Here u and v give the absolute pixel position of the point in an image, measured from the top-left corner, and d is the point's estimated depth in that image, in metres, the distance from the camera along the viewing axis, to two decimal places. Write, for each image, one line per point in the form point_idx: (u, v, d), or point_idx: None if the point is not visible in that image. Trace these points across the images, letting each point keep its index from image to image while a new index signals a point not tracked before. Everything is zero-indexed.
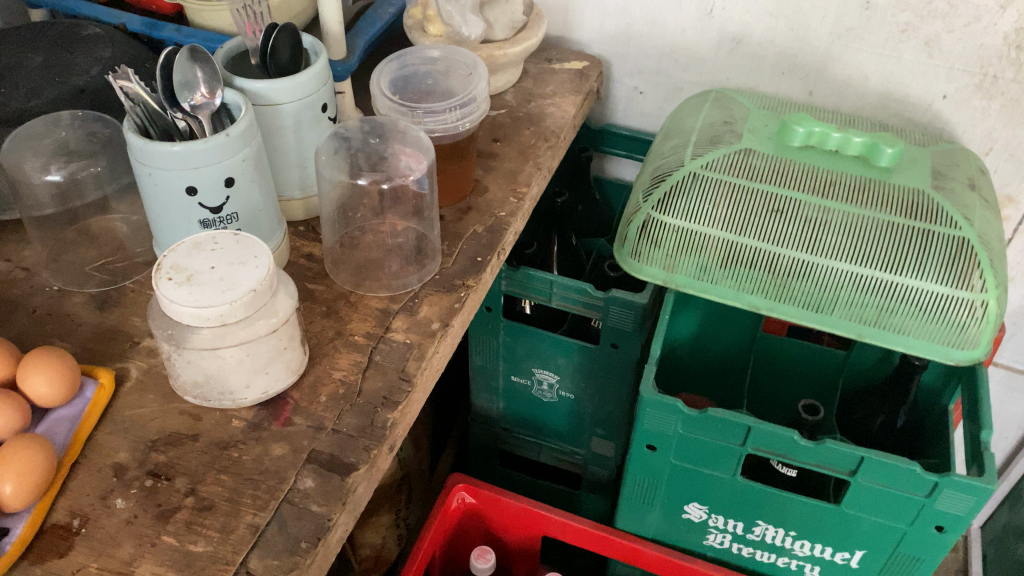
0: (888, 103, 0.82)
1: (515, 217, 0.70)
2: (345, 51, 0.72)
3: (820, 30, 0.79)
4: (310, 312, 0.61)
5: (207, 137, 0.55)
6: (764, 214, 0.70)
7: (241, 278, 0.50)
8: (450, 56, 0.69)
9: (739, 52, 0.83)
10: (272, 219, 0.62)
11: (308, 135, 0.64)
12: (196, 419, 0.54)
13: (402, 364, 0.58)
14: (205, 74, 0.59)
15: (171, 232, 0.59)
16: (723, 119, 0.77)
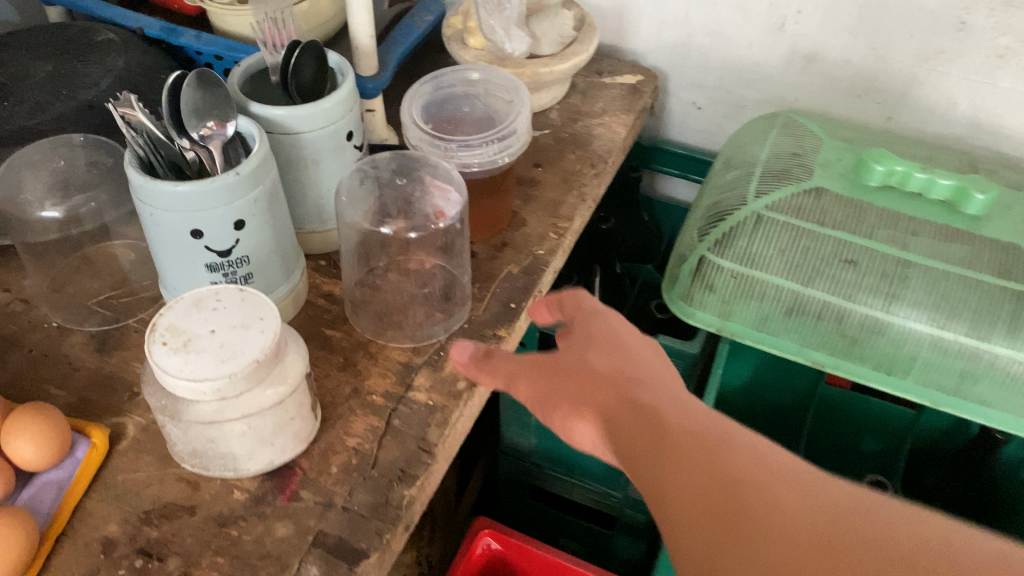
0: (976, 134, 0.74)
1: (555, 255, 0.63)
2: (376, 66, 0.66)
3: (904, 51, 0.71)
4: (326, 364, 0.56)
5: (214, 176, 0.50)
6: (835, 263, 0.63)
7: (243, 346, 0.45)
8: (489, 78, 0.63)
9: (811, 71, 0.76)
10: (287, 259, 0.57)
11: (330, 165, 0.58)
12: (195, 489, 0.49)
13: (422, 430, 0.52)
14: (215, 100, 0.53)
15: (176, 275, 0.53)
16: (792, 150, 0.69)
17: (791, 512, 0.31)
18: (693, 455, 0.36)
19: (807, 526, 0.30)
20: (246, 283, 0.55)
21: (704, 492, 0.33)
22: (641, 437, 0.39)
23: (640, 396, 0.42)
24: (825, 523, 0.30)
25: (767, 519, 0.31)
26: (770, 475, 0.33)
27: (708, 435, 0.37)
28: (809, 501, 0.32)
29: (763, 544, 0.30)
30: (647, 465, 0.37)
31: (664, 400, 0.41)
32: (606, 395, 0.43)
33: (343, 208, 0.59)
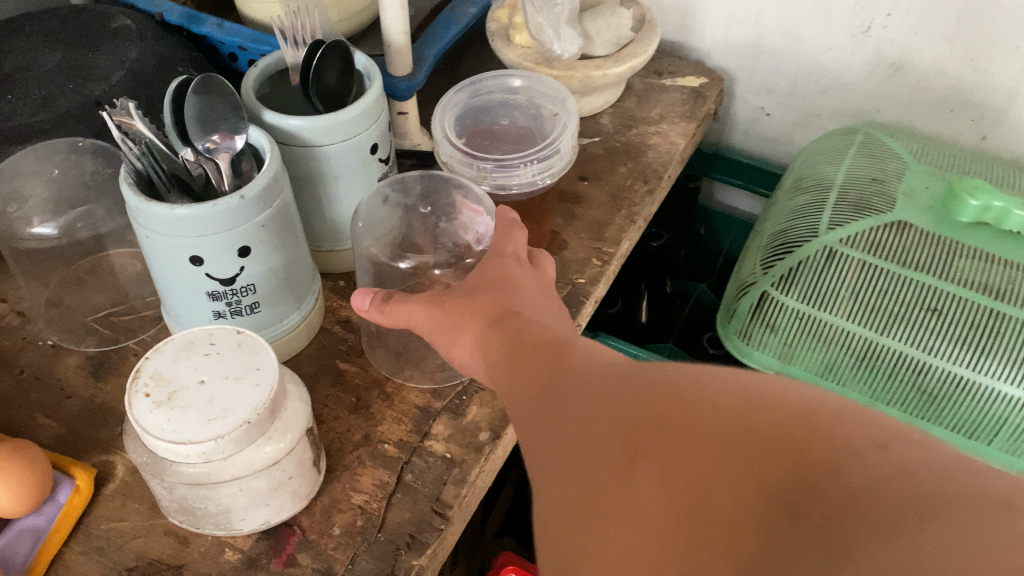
0: None
1: (597, 285, 0.56)
2: (411, 66, 0.60)
3: (1009, 65, 0.62)
4: (337, 404, 0.51)
5: (217, 198, 0.44)
6: (915, 309, 0.56)
7: (234, 403, 0.39)
8: (533, 86, 0.56)
9: (897, 80, 0.67)
10: (299, 286, 0.51)
11: (350, 181, 0.52)
12: (183, 545, 0.44)
13: (437, 489, 0.47)
14: (222, 108, 0.48)
15: (176, 301, 0.48)
16: (872, 175, 0.62)
17: (626, 419, 0.28)
18: (546, 394, 0.32)
19: (644, 432, 0.27)
20: (253, 312, 0.49)
21: (556, 429, 0.30)
22: (506, 374, 0.36)
23: (532, 329, 0.38)
24: (653, 414, 0.27)
25: (605, 435, 0.28)
26: (608, 388, 0.30)
27: (550, 363, 0.34)
28: (638, 398, 0.28)
29: (604, 460, 0.27)
30: (514, 402, 0.34)
31: (517, 328, 0.38)
32: (489, 326, 0.39)
33: (360, 234, 0.53)
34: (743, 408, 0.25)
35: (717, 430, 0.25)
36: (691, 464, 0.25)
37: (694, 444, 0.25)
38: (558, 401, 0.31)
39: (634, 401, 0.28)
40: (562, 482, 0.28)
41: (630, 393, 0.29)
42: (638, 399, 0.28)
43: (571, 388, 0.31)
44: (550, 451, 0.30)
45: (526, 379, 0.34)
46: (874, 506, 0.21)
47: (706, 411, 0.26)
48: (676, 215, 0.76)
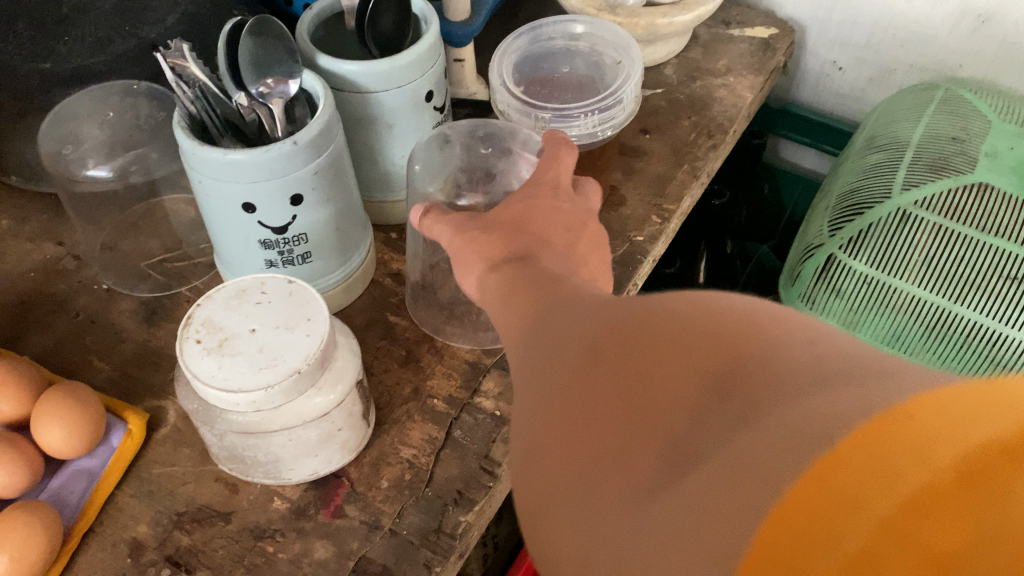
0: None
1: (656, 243, 0.54)
2: (469, 10, 0.57)
3: None
4: (387, 357, 0.50)
5: (269, 144, 0.43)
6: (994, 279, 0.53)
7: (285, 352, 0.39)
8: (596, 33, 0.54)
9: (983, 34, 0.63)
10: (352, 236, 0.51)
11: (405, 129, 0.51)
12: (232, 492, 0.45)
13: (485, 447, 0.46)
14: (276, 51, 0.46)
15: (228, 248, 0.48)
16: (953, 134, 0.58)
17: (592, 325, 0.27)
18: (532, 309, 0.31)
19: (600, 333, 0.26)
20: (305, 262, 0.49)
21: (533, 343, 0.29)
22: (500, 304, 0.34)
23: (543, 257, 0.35)
24: (615, 320, 0.26)
25: (570, 340, 0.27)
26: (589, 305, 0.29)
27: (542, 284, 0.33)
28: (607, 309, 0.27)
29: (563, 362, 0.26)
30: (503, 324, 0.33)
31: (521, 261, 0.35)
32: (503, 261, 0.36)
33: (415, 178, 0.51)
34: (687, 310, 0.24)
35: (656, 318, 0.24)
36: (628, 352, 0.24)
37: (637, 335, 0.24)
38: (542, 317, 0.30)
39: (605, 313, 0.27)
40: (530, 390, 0.27)
41: (605, 307, 0.28)
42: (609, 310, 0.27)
43: (553, 303, 0.30)
44: (527, 362, 0.29)
45: (522, 303, 0.32)
46: (779, 377, 0.20)
47: (659, 307, 0.25)
48: (739, 173, 0.74)
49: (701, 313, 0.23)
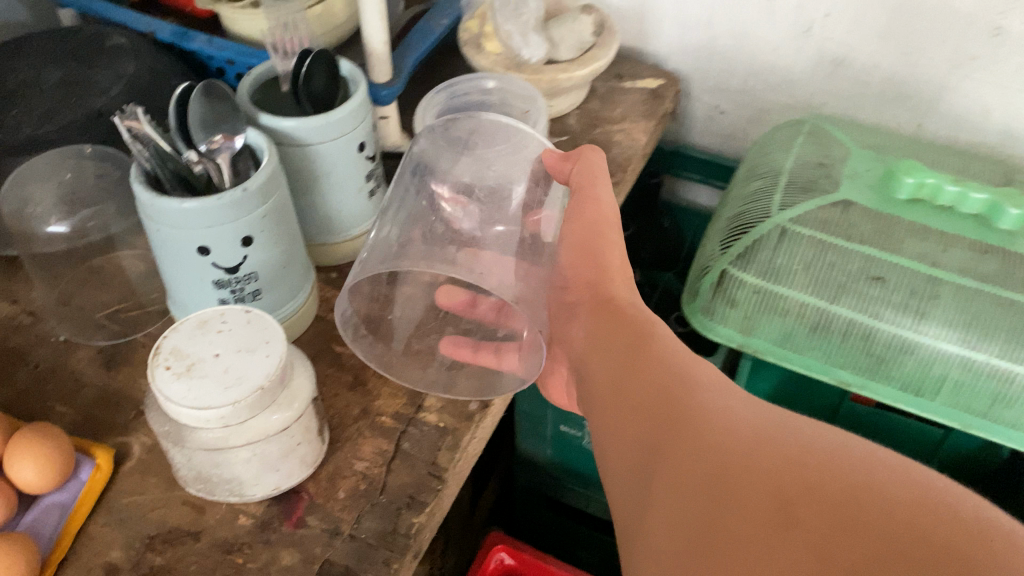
0: (1010, 143, 0.71)
1: None
2: (390, 72, 0.64)
3: (937, 57, 0.69)
4: (336, 383, 0.55)
5: (221, 192, 0.48)
6: (862, 280, 0.61)
7: (247, 371, 0.43)
8: (506, 87, 0.62)
9: (839, 75, 0.73)
10: (296, 276, 0.55)
11: (341, 176, 0.57)
12: (200, 513, 0.48)
13: (432, 455, 0.51)
14: (222, 111, 0.52)
15: (183, 289, 0.52)
16: (819, 160, 0.67)
17: (758, 465, 0.31)
18: (666, 419, 0.36)
19: (771, 481, 0.30)
20: (255, 300, 0.53)
21: (673, 455, 0.34)
22: (618, 400, 0.40)
23: (660, 340, 0.43)
24: (786, 453, 0.32)
25: (735, 473, 0.32)
26: (736, 431, 0.34)
27: (665, 390, 0.38)
28: (767, 449, 0.32)
29: (728, 470, 0.32)
30: (628, 433, 0.38)
31: (629, 346, 0.43)
32: (624, 342, 0.44)
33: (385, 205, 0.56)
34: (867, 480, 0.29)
35: (837, 476, 0.30)
36: (813, 513, 0.28)
37: (820, 499, 0.29)
38: (675, 410, 0.37)
39: (763, 452, 0.32)
40: (683, 503, 0.32)
41: (758, 443, 0.33)
42: (768, 452, 0.32)
43: (689, 416, 0.36)
44: (674, 462, 0.34)
45: (648, 383, 0.39)
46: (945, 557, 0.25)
47: (837, 473, 0.30)
48: (641, 210, 0.82)
49: (881, 491, 0.29)
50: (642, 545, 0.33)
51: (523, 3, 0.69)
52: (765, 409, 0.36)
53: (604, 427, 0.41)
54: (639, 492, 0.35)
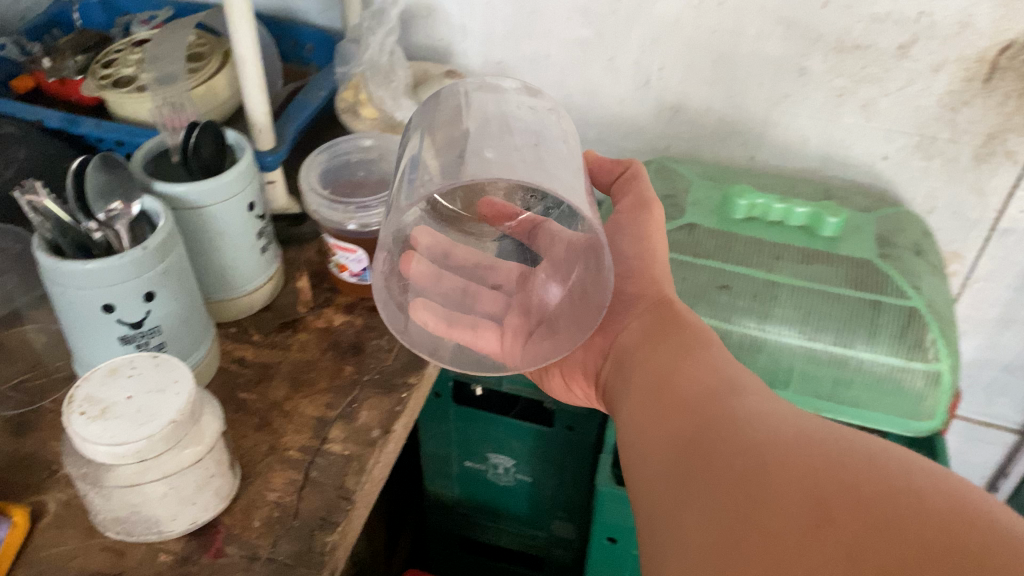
0: (829, 167, 0.85)
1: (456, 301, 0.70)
2: (274, 140, 0.70)
3: (759, 97, 0.81)
4: (243, 425, 0.58)
5: (122, 252, 0.52)
6: (712, 290, 0.69)
7: (160, 408, 0.47)
8: (383, 144, 0.69)
9: (678, 119, 0.86)
10: (198, 328, 0.59)
11: (235, 234, 0.61)
12: (120, 556, 0.50)
13: (339, 480, 0.55)
14: (119, 184, 0.56)
15: (89, 348, 0.55)
16: (666, 192, 0.76)
17: (796, 466, 0.37)
18: (716, 423, 0.42)
19: (812, 483, 0.36)
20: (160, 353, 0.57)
21: (715, 451, 0.40)
22: (663, 402, 0.48)
23: (711, 356, 0.49)
24: (829, 458, 0.37)
25: (778, 475, 0.37)
26: (777, 435, 0.39)
27: (712, 396, 0.45)
28: (808, 451, 0.37)
29: (773, 470, 0.37)
30: (677, 433, 0.44)
31: (672, 359, 0.51)
32: (676, 357, 0.51)
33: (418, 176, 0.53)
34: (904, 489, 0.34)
35: (874, 481, 0.35)
36: (848, 513, 0.33)
37: (852, 497, 0.34)
38: (723, 420, 0.42)
39: (804, 454, 0.37)
40: (720, 492, 0.38)
41: (797, 446, 0.38)
42: (809, 454, 0.37)
43: (731, 422, 0.42)
44: (723, 461, 0.39)
45: (699, 393, 0.46)
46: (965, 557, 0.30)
47: (873, 476, 0.35)
48: None
49: (909, 496, 0.33)
50: (677, 522, 0.39)
51: (392, 72, 0.78)
52: (805, 418, 0.41)
53: (645, 424, 0.48)
54: (676, 480, 0.41)
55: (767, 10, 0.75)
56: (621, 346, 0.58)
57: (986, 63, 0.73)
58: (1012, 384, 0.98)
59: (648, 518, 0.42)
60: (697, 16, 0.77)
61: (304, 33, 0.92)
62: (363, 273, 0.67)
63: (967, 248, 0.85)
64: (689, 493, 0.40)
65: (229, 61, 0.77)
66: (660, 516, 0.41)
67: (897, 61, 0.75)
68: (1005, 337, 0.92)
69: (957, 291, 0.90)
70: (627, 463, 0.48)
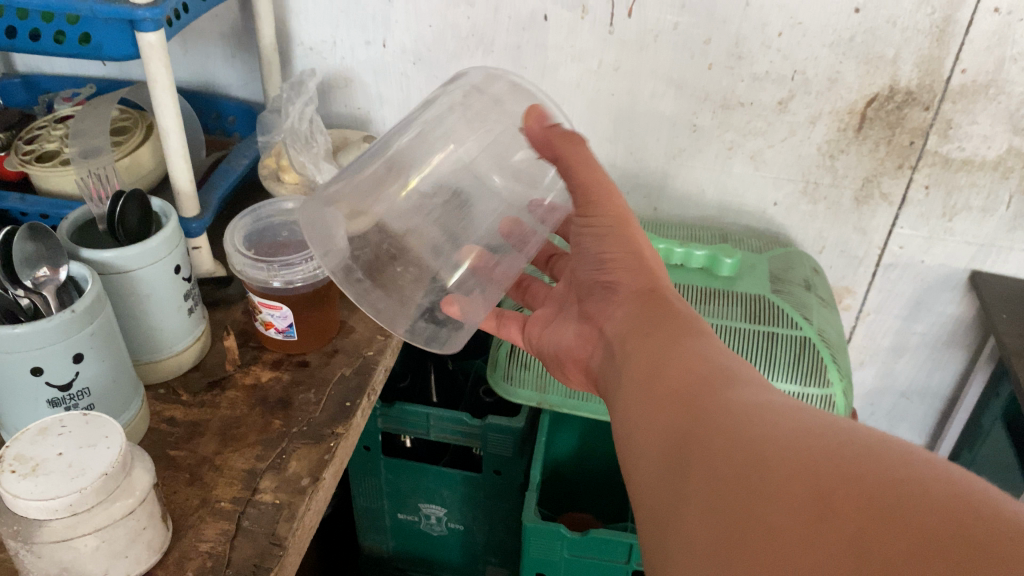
0: (726, 214, 0.96)
1: (382, 354, 0.74)
2: (198, 207, 0.73)
3: (657, 152, 0.92)
4: (174, 481, 0.60)
5: (50, 315, 0.53)
6: None
7: (91, 461, 0.48)
8: (304, 207, 0.73)
9: None
10: (126, 389, 0.61)
11: (161, 296, 0.64)
12: None
13: (271, 527, 0.57)
14: (48, 250, 0.57)
15: (17, 412, 0.56)
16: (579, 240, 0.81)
17: (795, 458, 0.35)
18: (707, 417, 0.42)
19: (807, 473, 0.34)
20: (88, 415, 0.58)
21: (711, 447, 0.40)
22: (656, 394, 0.48)
23: (705, 350, 0.50)
24: (823, 446, 0.35)
25: (772, 465, 0.36)
26: (775, 427, 0.38)
27: (710, 393, 0.44)
28: (809, 443, 0.36)
29: (762, 462, 0.36)
30: (668, 428, 0.44)
31: (665, 359, 0.51)
32: (667, 350, 0.52)
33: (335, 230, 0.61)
34: (901, 476, 0.32)
35: (868, 468, 0.33)
36: (846, 503, 0.32)
37: (851, 488, 0.32)
38: (714, 412, 0.42)
39: (804, 446, 0.36)
40: (717, 489, 0.37)
41: (798, 438, 0.37)
42: (810, 445, 0.36)
43: (728, 417, 0.41)
44: (714, 454, 0.39)
45: (690, 387, 0.46)
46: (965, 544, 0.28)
47: (873, 465, 0.33)
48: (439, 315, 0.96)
49: (908, 482, 0.31)
50: (677, 521, 0.38)
51: (312, 138, 0.82)
52: (797, 406, 0.41)
53: (640, 422, 0.47)
54: (674, 479, 0.41)
55: (659, 74, 0.86)
56: (614, 339, 0.58)
57: (856, 114, 0.84)
58: (910, 409, 1.10)
59: (648, 519, 0.42)
60: (596, 81, 0.88)
61: (226, 105, 0.96)
62: (288, 330, 0.70)
63: (856, 282, 0.98)
64: (682, 488, 0.40)
65: (152, 134, 0.80)
66: (659, 515, 0.40)
67: (779, 115, 0.86)
68: (900, 364, 1.04)
69: (852, 324, 1.02)
70: (624, 463, 0.47)
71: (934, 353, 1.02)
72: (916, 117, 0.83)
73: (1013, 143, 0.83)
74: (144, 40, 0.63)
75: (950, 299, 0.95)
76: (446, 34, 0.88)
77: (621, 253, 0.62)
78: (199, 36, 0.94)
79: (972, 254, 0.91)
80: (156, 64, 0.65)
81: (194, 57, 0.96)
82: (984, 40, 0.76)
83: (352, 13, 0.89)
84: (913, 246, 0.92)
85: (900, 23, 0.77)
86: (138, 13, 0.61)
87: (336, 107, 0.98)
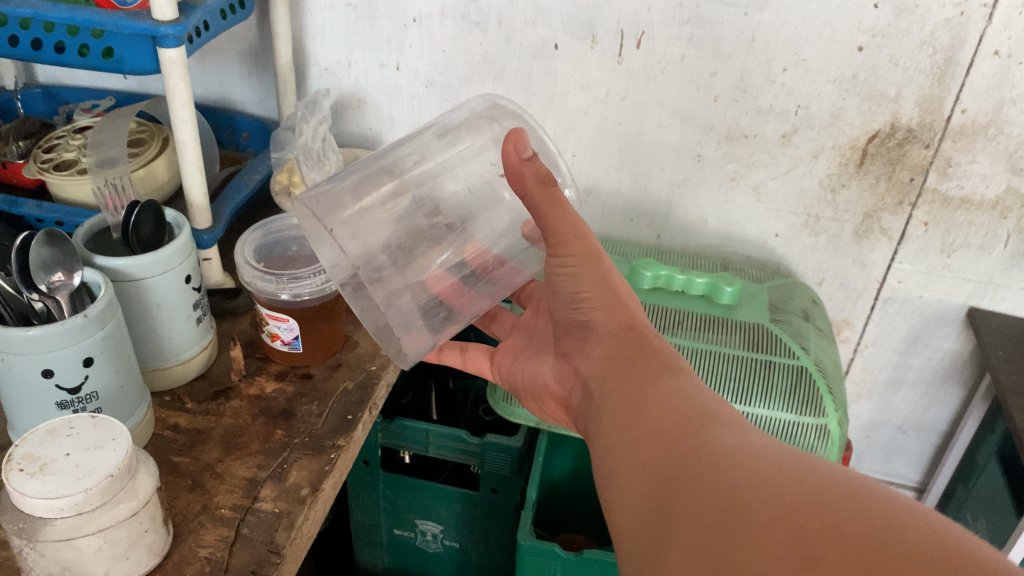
0: (727, 244, 0.98)
1: (385, 369, 0.75)
2: (209, 219, 0.75)
3: (661, 181, 0.94)
4: (175, 485, 0.61)
5: (63, 319, 0.55)
6: None
7: (97, 463, 0.49)
8: None
9: (590, 202, 0.98)
10: (133, 394, 0.62)
11: (171, 305, 0.65)
12: None
13: (269, 535, 0.57)
14: (64, 255, 0.58)
15: (24, 413, 0.57)
16: None
17: (776, 503, 0.36)
18: (688, 457, 0.43)
19: (787, 517, 0.35)
20: None
21: (692, 490, 0.41)
22: (636, 432, 0.49)
23: (686, 388, 0.51)
24: (803, 490, 0.37)
25: (752, 509, 0.37)
26: (754, 470, 0.39)
27: (689, 434, 0.45)
28: (788, 488, 0.37)
29: (744, 504, 0.37)
30: (649, 468, 0.45)
31: (645, 395, 0.52)
32: (646, 387, 0.53)
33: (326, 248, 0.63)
34: (879, 522, 0.33)
35: (850, 514, 0.34)
36: (828, 549, 0.33)
37: (833, 536, 0.33)
38: (695, 452, 0.43)
39: (783, 490, 0.37)
40: (700, 533, 0.38)
41: (776, 482, 0.38)
42: (790, 491, 0.37)
43: (706, 457, 0.42)
44: (694, 496, 0.40)
45: (670, 425, 0.47)
46: None
47: (852, 510, 0.34)
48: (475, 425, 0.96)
49: (886, 529, 0.33)
50: (660, 562, 0.39)
51: (323, 155, 0.84)
52: (773, 446, 0.42)
53: (622, 461, 0.48)
54: (657, 520, 0.42)
55: (665, 105, 0.87)
56: (593, 376, 0.60)
57: (858, 150, 0.86)
58: (905, 443, 1.10)
59: (634, 561, 0.43)
60: (603, 109, 0.90)
61: (240, 121, 0.98)
62: (295, 342, 0.71)
63: (855, 315, 0.99)
64: (665, 527, 0.41)
65: (167, 147, 0.82)
66: (644, 557, 0.41)
67: (781, 148, 0.88)
68: (897, 398, 1.05)
69: (850, 356, 1.02)
70: (606, 501, 0.48)
71: (931, 387, 1.03)
72: (917, 154, 0.85)
73: (1011, 183, 0.84)
74: (166, 56, 0.65)
75: (947, 335, 0.96)
76: (459, 59, 0.90)
77: (597, 293, 0.62)
78: (218, 54, 0.96)
79: (969, 291, 0.93)
80: (176, 79, 0.66)
81: (212, 74, 0.98)
82: (984, 81, 0.78)
83: (368, 36, 0.91)
84: (911, 281, 0.94)
85: (902, 62, 0.79)
86: (161, 29, 0.63)
87: (348, 126, 1.00)
